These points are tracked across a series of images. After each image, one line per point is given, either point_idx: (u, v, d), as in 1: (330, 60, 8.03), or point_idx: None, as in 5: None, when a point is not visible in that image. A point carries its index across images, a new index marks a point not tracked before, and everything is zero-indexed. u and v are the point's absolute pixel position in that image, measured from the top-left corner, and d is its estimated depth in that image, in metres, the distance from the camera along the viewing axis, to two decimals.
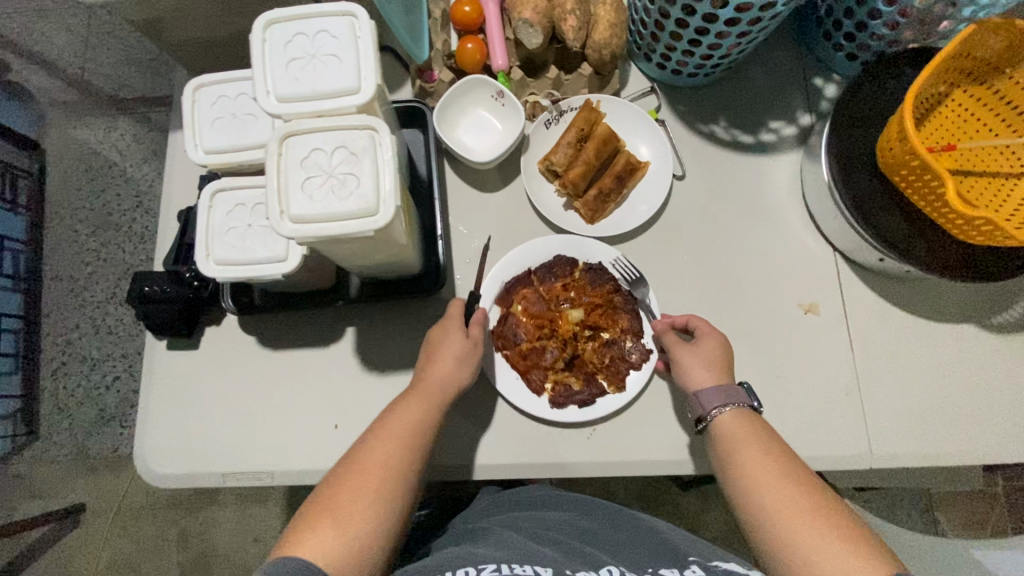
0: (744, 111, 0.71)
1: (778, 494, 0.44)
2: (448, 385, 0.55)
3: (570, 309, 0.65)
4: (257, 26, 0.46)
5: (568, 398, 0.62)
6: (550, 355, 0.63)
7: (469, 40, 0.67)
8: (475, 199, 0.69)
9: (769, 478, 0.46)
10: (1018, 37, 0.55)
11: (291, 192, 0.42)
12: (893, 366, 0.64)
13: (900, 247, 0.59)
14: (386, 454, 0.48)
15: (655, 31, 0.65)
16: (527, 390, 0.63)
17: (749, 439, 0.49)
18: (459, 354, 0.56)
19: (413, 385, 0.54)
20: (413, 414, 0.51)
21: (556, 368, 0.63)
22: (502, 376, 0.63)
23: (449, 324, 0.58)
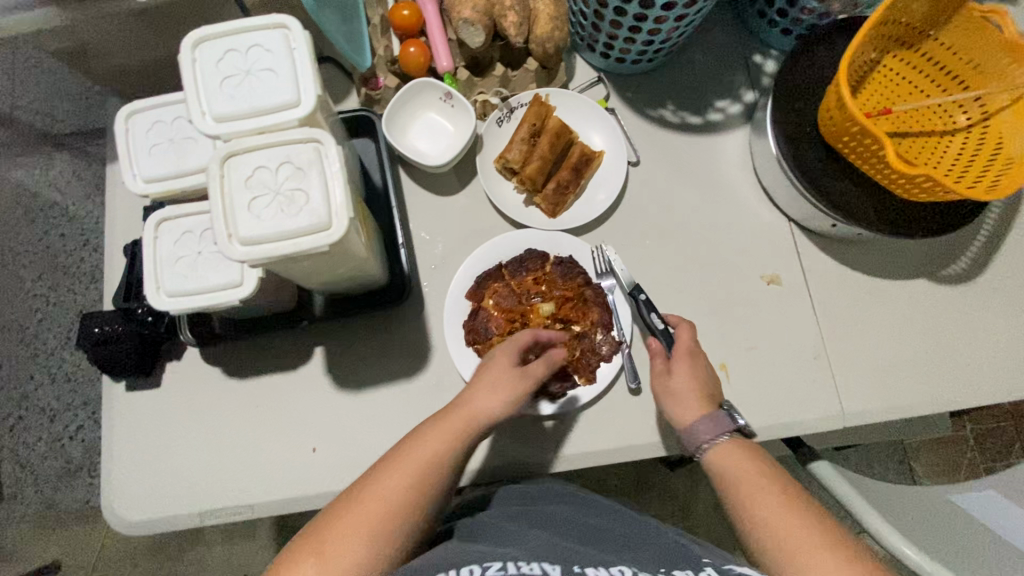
0: (690, 93, 0.73)
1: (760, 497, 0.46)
2: (479, 420, 0.49)
3: (541, 303, 0.64)
4: (185, 44, 0.44)
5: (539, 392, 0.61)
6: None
7: (411, 43, 0.66)
8: (434, 204, 0.68)
9: (780, 520, 0.45)
10: None
11: (237, 214, 0.41)
12: (855, 326, 0.66)
13: (850, 210, 0.61)
14: (390, 489, 0.45)
15: (596, 21, 0.65)
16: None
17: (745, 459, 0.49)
18: (502, 383, 0.51)
19: (448, 411, 0.50)
20: (432, 447, 0.47)
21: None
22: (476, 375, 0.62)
23: (500, 357, 0.53)
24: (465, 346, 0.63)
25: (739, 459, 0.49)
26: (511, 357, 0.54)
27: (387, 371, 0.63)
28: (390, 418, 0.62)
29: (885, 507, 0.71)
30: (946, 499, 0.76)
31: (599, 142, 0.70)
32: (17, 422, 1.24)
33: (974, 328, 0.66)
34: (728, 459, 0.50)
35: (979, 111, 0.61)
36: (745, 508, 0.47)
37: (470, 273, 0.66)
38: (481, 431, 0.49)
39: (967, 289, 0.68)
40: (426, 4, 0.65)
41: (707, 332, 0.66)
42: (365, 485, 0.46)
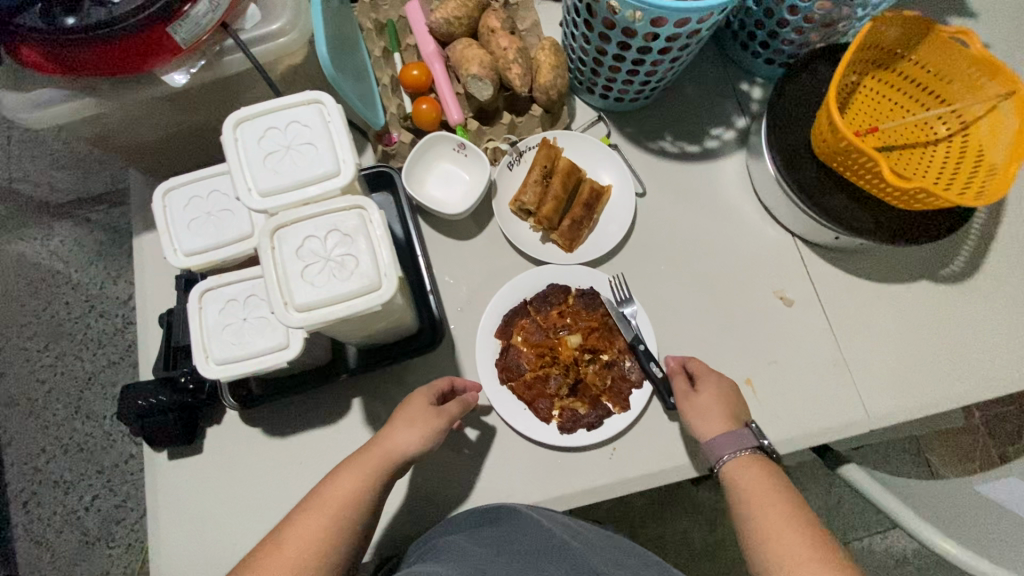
0: (685, 123, 0.77)
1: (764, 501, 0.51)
2: (395, 454, 0.51)
3: (569, 335, 0.67)
4: (227, 126, 0.46)
5: (577, 423, 0.63)
6: (555, 383, 0.65)
7: (422, 100, 0.69)
8: (455, 249, 0.71)
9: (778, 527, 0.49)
10: (909, 26, 0.63)
11: (292, 283, 0.43)
12: (867, 331, 0.69)
13: (851, 223, 0.65)
14: (307, 528, 0.46)
15: (594, 67, 0.69)
16: (536, 420, 0.64)
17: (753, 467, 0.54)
18: (418, 419, 0.53)
19: (365, 448, 0.52)
20: (348, 481, 0.49)
21: (562, 395, 0.65)
22: (512, 411, 0.64)
23: (418, 395, 0.55)
24: (499, 384, 0.65)
25: (756, 476, 0.53)
26: (432, 399, 0.56)
27: None
28: (432, 462, 0.63)
29: (915, 504, 0.73)
30: (970, 490, 0.78)
31: (606, 176, 0.73)
32: (30, 498, 1.22)
33: (978, 323, 0.70)
34: (742, 473, 0.54)
35: (957, 123, 0.66)
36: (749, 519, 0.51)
37: (496, 312, 0.68)
38: (396, 467, 0.51)
39: (967, 287, 0.71)
40: (434, 64, 0.70)
41: (728, 349, 0.68)
42: (289, 520, 0.48)
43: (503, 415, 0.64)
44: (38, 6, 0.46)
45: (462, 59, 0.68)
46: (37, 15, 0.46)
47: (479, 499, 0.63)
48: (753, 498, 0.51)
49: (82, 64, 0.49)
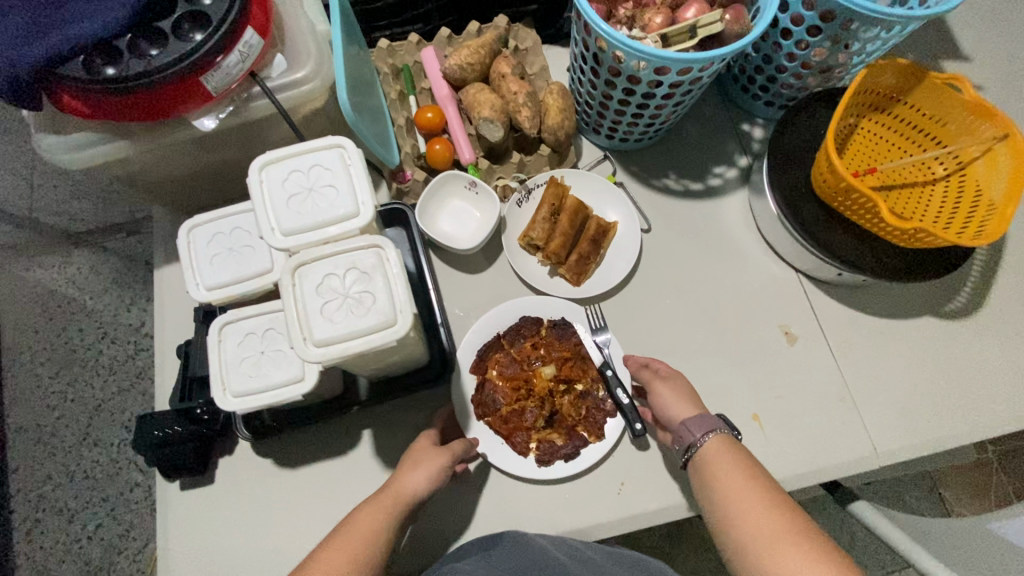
0: (688, 161, 0.79)
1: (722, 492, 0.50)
2: (405, 495, 0.53)
3: (542, 367, 0.68)
4: (254, 169, 0.49)
5: (554, 454, 0.63)
6: (531, 415, 0.65)
7: (436, 141, 0.72)
8: (466, 282, 0.73)
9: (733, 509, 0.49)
10: (903, 72, 0.66)
11: (312, 319, 0.45)
12: (873, 366, 0.70)
13: (853, 261, 0.66)
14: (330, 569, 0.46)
15: (601, 110, 0.72)
16: (513, 454, 0.64)
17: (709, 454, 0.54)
18: (424, 460, 0.56)
19: (374, 493, 0.53)
20: (369, 522, 0.50)
21: (538, 428, 0.65)
22: (488, 444, 0.64)
23: (420, 440, 0.58)
24: (475, 419, 0.65)
25: (730, 461, 0.52)
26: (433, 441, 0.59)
27: None
28: (441, 495, 0.63)
29: (930, 544, 0.72)
30: (985, 529, 0.77)
31: (610, 211, 0.75)
32: (33, 526, 1.21)
33: (984, 360, 0.70)
34: (712, 457, 0.53)
35: (954, 163, 0.68)
36: (726, 509, 0.50)
37: (471, 346, 0.68)
38: (410, 506, 0.52)
39: (971, 324, 0.72)
40: (447, 107, 0.73)
41: (734, 384, 0.69)
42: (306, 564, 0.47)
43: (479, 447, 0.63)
44: (81, 58, 0.50)
45: (474, 102, 0.71)
46: (79, 66, 0.49)
47: (488, 533, 0.63)
48: (728, 487, 0.51)
49: (120, 109, 0.52)
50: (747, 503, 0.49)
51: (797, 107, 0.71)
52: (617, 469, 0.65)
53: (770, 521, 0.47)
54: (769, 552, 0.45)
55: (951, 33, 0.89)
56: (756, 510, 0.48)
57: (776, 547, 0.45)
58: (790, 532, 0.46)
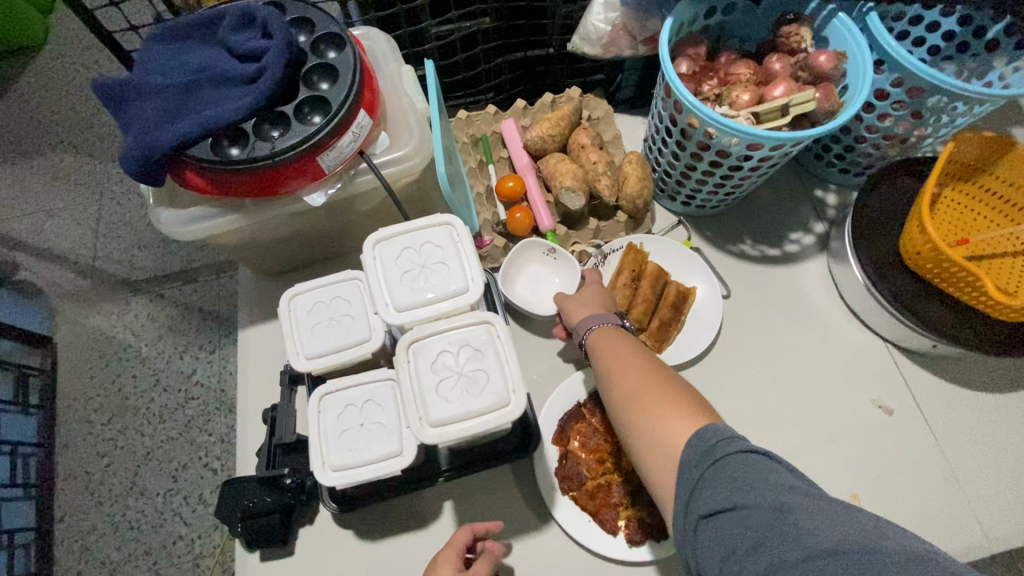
0: (763, 227, 0.79)
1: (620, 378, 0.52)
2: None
3: None
4: (368, 246, 0.50)
5: (647, 534, 0.61)
6: (618, 491, 0.62)
7: (517, 209, 0.74)
8: (544, 347, 0.72)
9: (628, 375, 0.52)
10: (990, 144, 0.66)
11: (428, 397, 0.45)
12: (975, 443, 0.66)
13: (950, 333, 0.64)
14: None
15: (680, 179, 0.74)
16: (602, 532, 0.62)
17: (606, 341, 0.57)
18: None
19: None
20: None
21: (627, 504, 0.62)
22: (575, 521, 0.62)
23: (442, 568, 0.52)
24: (560, 494, 0.63)
25: (617, 339, 0.57)
26: (459, 565, 0.53)
27: (520, 521, 0.63)
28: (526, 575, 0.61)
29: None
30: None
31: (690, 278, 0.75)
32: None
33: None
34: (602, 343, 0.57)
35: None
36: (613, 384, 0.53)
37: (552, 416, 0.67)
38: None
39: None
40: (527, 175, 0.75)
41: (828, 460, 0.66)
42: None
43: (565, 526, 0.62)
44: (208, 140, 0.52)
45: (554, 172, 0.73)
46: (207, 147, 0.52)
47: None
48: (614, 363, 0.54)
49: (237, 187, 0.55)
50: (631, 380, 0.51)
51: (879, 178, 0.71)
52: None
53: (641, 387, 0.50)
54: (652, 421, 0.47)
55: (1016, 100, 0.89)
56: (634, 375, 0.52)
57: (655, 413, 0.47)
58: (666, 387, 0.49)
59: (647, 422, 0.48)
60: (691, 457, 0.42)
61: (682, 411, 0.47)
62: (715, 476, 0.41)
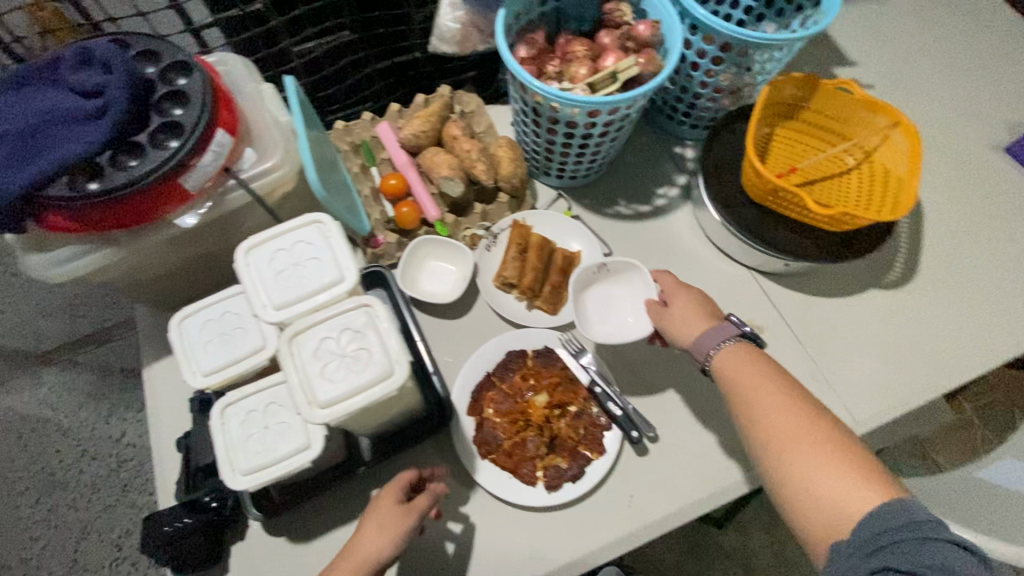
0: (633, 187, 0.87)
1: (771, 416, 0.54)
2: (368, 564, 0.53)
3: (535, 396, 0.70)
4: (241, 254, 0.53)
5: (561, 478, 0.66)
6: (532, 445, 0.67)
7: (403, 205, 0.78)
8: (450, 329, 0.76)
9: (778, 416, 0.54)
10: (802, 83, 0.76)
11: (313, 381, 0.47)
12: (834, 342, 0.76)
13: (795, 251, 0.73)
14: None
15: (549, 154, 0.80)
16: (522, 485, 0.66)
17: (747, 371, 0.58)
18: (384, 528, 0.55)
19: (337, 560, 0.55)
20: None
21: (542, 455, 0.67)
22: (496, 480, 0.66)
23: (385, 498, 0.57)
24: (480, 459, 0.67)
25: (747, 359, 0.59)
26: (400, 496, 0.58)
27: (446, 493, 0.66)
28: (458, 541, 0.64)
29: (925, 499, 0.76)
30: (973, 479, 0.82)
31: (574, 243, 0.81)
32: None
33: (927, 319, 0.78)
34: (734, 370, 0.59)
35: (861, 153, 0.77)
36: (755, 414, 0.56)
37: (464, 389, 0.71)
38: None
39: (908, 289, 0.80)
40: (408, 173, 0.79)
41: None
42: None
43: (488, 486, 0.65)
44: (63, 177, 0.53)
45: (432, 165, 0.77)
46: (63, 184, 0.53)
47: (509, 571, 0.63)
48: (759, 389, 0.57)
49: (104, 219, 0.56)
50: (780, 413, 0.54)
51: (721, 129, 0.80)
52: (622, 482, 0.67)
53: (796, 421, 0.53)
54: (808, 475, 0.50)
55: (832, 45, 1.03)
56: (789, 403, 0.55)
57: (817, 468, 0.50)
58: (812, 428, 0.52)
59: (807, 461, 0.51)
60: (879, 525, 0.45)
61: (843, 455, 0.50)
62: (904, 549, 0.44)
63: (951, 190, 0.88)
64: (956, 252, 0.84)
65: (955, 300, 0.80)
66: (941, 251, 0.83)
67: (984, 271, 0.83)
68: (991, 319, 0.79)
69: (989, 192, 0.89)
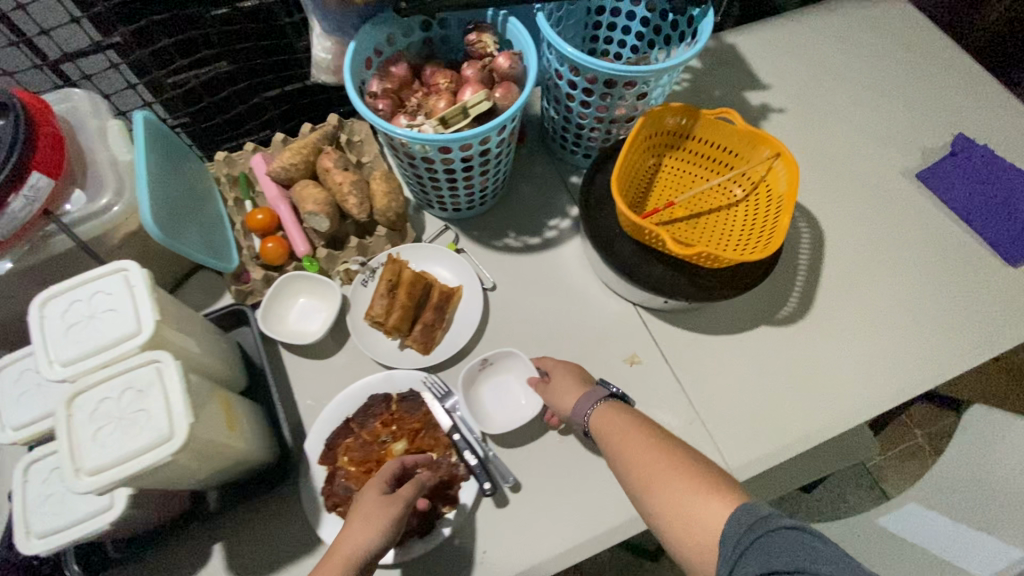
0: (524, 218, 0.84)
1: (641, 463, 0.55)
2: (356, 554, 0.52)
3: (394, 443, 0.67)
4: (34, 307, 0.50)
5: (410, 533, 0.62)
6: None
7: (270, 240, 0.75)
8: (316, 369, 0.73)
9: (646, 464, 0.54)
10: (683, 113, 0.73)
11: (85, 447, 0.45)
12: (715, 383, 0.73)
13: (670, 290, 0.70)
14: None
15: (427, 187, 0.77)
16: None
17: (614, 429, 0.59)
18: (368, 513, 0.55)
19: (322, 560, 0.53)
20: None
21: None
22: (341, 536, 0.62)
23: (369, 492, 0.58)
24: (328, 512, 0.64)
25: (620, 416, 0.60)
26: (385, 487, 0.59)
27: (290, 547, 0.63)
28: None
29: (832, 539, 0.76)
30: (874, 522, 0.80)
31: (455, 278, 0.78)
32: None
33: (817, 360, 0.76)
34: (607, 428, 0.60)
35: (747, 184, 0.75)
36: (630, 475, 0.55)
37: (321, 435, 0.68)
38: (360, 567, 0.52)
39: (796, 329, 0.78)
40: (279, 206, 0.77)
41: None
42: None
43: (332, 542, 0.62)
44: None
45: (301, 199, 0.75)
46: None
47: None
48: (627, 449, 0.57)
49: None
50: (650, 470, 0.54)
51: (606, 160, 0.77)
52: (477, 535, 0.64)
53: (664, 471, 0.53)
54: (680, 512, 0.50)
55: (746, 67, 1.00)
56: (645, 458, 0.55)
57: (689, 504, 0.50)
58: (682, 464, 0.53)
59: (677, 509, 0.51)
60: (737, 535, 0.46)
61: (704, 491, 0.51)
62: (760, 546, 0.44)
63: (854, 222, 0.86)
64: (854, 287, 0.81)
65: (849, 340, 0.77)
66: (840, 288, 0.81)
67: (884, 307, 0.80)
68: (887, 358, 0.76)
69: (896, 222, 0.86)
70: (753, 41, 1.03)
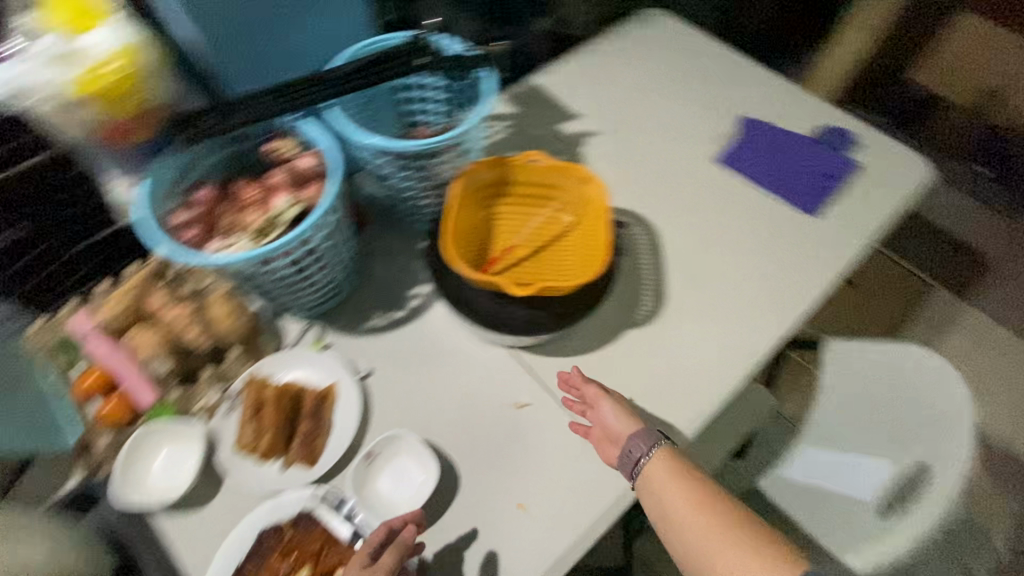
0: (381, 300, 0.84)
1: (698, 532, 0.66)
2: None
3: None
4: None
5: None
6: None
7: (107, 401, 0.71)
8: (194, 526, 0.67)
9: (697, 523, 0.67)
10: (497, 165, 0.79)
11: None
12: None
13: (532, 327, 0.73)
14: None
15: (271, 298, 0.75)
16: None
17: (664, 480, 0.68)
18: None
19: None
20: None
21: None
22: None
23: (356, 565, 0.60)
24: None
25: (667, 466, 0.68)
26: (365, 561, 0.61)
27: None
28: None
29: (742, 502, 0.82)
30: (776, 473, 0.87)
31: (326, 377, 0.76)
32: None
33: (689, 346, 0.82)
34: (657, 482, 0.67)
35: (573, 211, 0.81)
36: (675, 513, 0.67)
37: None
38: None
39: (659, 326, 0.83)
40: (113, 360, 0.72)
41: (491, 483, 0.70)
42: None
43: None
44: None
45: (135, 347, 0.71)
46: None
47: None
48: (670, 502, 0.67)
49: None
50: (692, 539, 0.66)
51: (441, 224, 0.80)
52: None
53: (693, 512, 0.67)
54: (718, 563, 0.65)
55: (555, 104, 1.09)
56: (680, 515, 0.67)
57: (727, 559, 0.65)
58: (716, 517, 0.67)
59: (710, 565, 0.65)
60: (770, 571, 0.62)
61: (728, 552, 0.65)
62: None
63: (681, 214, 0.95)
64: (701, 271, 0.89)
65: (712, 319, 0.84)
66: (688, 275, 0.89)
67: (730, 279, 0.89)
68: (742, 325, 0.84)
69: (716, 205, 0.97)
70: (549, 79, 1.12)
